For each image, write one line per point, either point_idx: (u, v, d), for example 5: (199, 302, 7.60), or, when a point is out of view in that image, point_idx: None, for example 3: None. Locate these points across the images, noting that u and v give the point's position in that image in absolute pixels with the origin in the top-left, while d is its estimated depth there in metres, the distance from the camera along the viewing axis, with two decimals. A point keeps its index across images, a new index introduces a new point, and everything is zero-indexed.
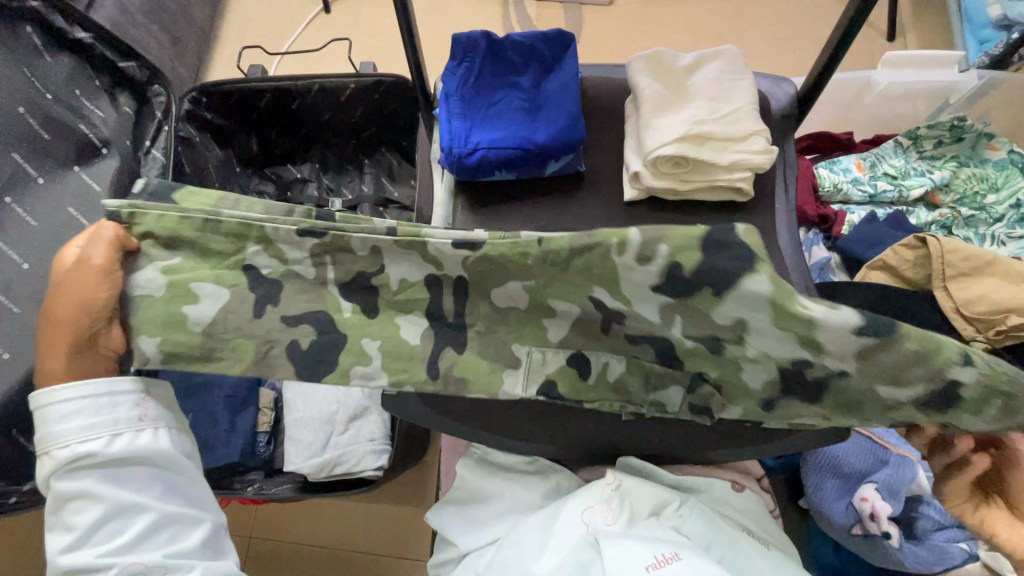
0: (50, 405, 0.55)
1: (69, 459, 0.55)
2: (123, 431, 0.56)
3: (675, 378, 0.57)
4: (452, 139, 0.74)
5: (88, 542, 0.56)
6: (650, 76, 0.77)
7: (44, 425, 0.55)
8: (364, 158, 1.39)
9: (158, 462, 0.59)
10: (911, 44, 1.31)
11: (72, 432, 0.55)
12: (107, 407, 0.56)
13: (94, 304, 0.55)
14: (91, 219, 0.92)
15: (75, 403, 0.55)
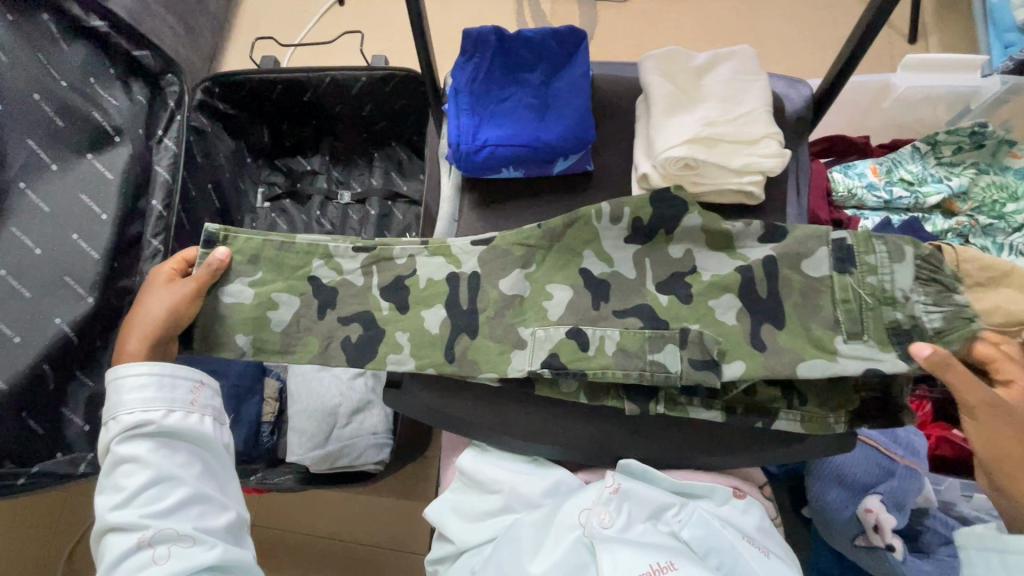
0: (127, 379, 0.68)
1: (131, 425, 0.66)
2: (181, 409, 0.69)
3: (667, 337, 0.69)
4: (460, 135, 0.73)
5: (132, 504, 0.64)
6: (662, 75, 0.75)
7: (118, 393, 0.68)
8: (374, 151, 1.38)
9: (201, 441, 0.70)
10: (933, 47, 1.29)
11: (139, 403, 0.67)
12: (172, 386, 0.69)
13: (182, 310, 0.70)
14: (102, 206, 0.94)
15: (144, 381, 0.68)
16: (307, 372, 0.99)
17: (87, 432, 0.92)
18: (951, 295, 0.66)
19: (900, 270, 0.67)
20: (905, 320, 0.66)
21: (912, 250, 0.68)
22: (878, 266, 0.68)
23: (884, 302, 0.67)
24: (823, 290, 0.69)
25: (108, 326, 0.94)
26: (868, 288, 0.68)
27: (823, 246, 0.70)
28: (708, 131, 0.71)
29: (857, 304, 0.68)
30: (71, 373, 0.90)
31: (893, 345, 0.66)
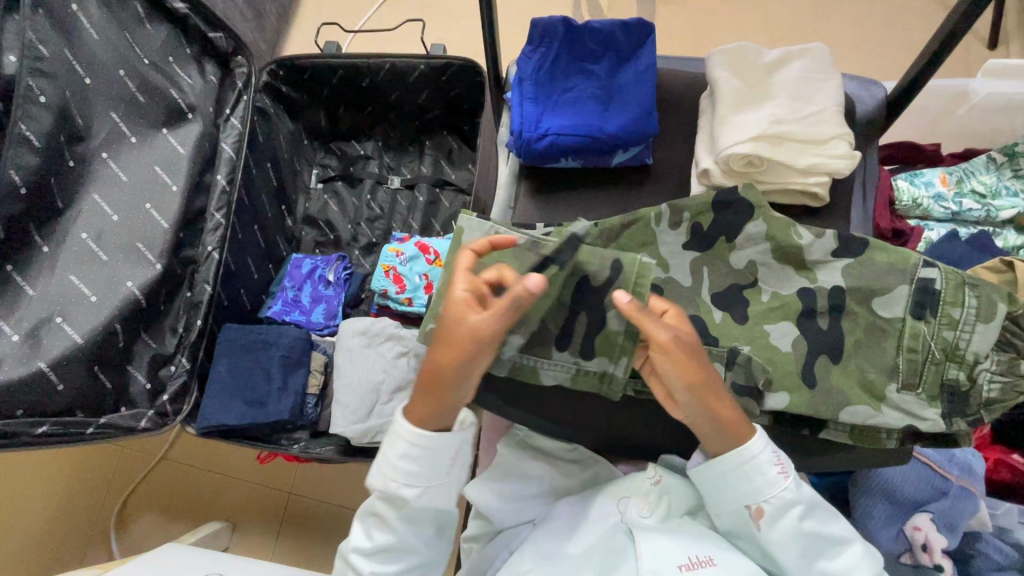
0: (416, 445, 0.61)
1: (391, 494, 0.63)
2: (433, 486, 0.63)
3: (715, 355, 0.67)
4: (523, 123, 0.73)
5: (374, 558, 0.65)
6: (729, 71, 0.74)
7: (388, 448, 0.63)
8: (425, 139, 1.41)
9: (431, 511, 0.65)
10: (1014, 53, 1.22)
11: (414, 473, 0.62)
12: (438, 466, 0.62)
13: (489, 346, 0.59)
14: (173, 178, 0.99)
15: (434, 450, 0.62)
16: (354, 349, 1.02)
17: (149, 389, 0.99)
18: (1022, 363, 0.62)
19: (975, 334, 0.63)
20: (963, 380, 0.64)
21: (1005, 308, 0.63)
22: (961, 322, 0.64)
23: (951, 359, 0.64)
24: (891, 332, 0.66)
25: (171, 291, 1.01)
26: (941, 342, 0.64)
27: (905, 284, 0.66)
28: (775, 129, 0.69)
29: (922, 356, 0.64)
30: (137, 333, 0.96)
31: (939, 402, 0.64)
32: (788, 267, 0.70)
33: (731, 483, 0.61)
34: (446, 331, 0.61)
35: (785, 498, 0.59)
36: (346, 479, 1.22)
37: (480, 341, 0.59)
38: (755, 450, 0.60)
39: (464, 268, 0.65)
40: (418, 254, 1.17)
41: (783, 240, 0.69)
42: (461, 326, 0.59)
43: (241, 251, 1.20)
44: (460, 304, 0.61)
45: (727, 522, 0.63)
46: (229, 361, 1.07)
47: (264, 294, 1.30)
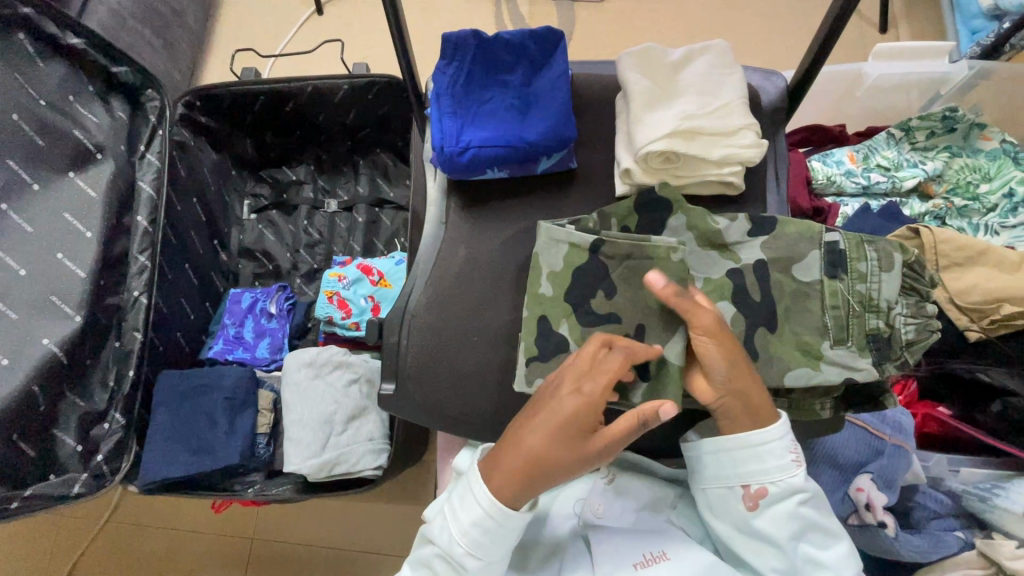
0: (484, 517, 0.59)
1: (454, 555, 0.61)
2: (500, 556, 0.61)
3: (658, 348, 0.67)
4: (443, 138, 0.70)
5: None
6: (638, 71, 0.72)
7: (461, 510, 0.61)
8: (359, 158, 1.39)
9: None
10: (904, 35, 1.32)
11: (476, 543, 0.60)
12: (506, 540, 0.61)
13: (584, 454, 0.58)
14: (87, 224, 0.94)
15: (496, 526, 0.60)
16: (301, 381, 0.99)
17: (80, 452, 0.92)
18: (926, 304, 0.68)
19: (884, 283, 0.68)
20: (883, 328, 0.67)
21: (902, 256, 0.68)
22: (868, 275, 0.68)
23: (869, 310, 0.68)
24: (813, 295, 0.69)
25: (96, 343, 0.94)
26: (857, 296, 0.68)
27: (815, 249, 0.70)
28: (688, 123, 0.68)
29: (845, 311, 0.68)
30: (61, 394, 0.90)
31: (869, 352, 0.67)
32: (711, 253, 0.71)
33: (739, 462, 0.62)
34: (550, 434, 0.58)
35: (790, 483, 0.61)
36: (310, 518, 1.17)
37: (589, 450, 0.58)
38: (772, 436, 0.61)
39: (591, 367, 0.59)
40: (360, 276, 1.15)
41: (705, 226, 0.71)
42: (600, 442, 0.58)
43: (173, 292, 1.15)
44: (591, 415, 0.58)
45: (719, 504, 0.64)
46: (168, 412, 1.01)
47: (205, 334, 1.24)
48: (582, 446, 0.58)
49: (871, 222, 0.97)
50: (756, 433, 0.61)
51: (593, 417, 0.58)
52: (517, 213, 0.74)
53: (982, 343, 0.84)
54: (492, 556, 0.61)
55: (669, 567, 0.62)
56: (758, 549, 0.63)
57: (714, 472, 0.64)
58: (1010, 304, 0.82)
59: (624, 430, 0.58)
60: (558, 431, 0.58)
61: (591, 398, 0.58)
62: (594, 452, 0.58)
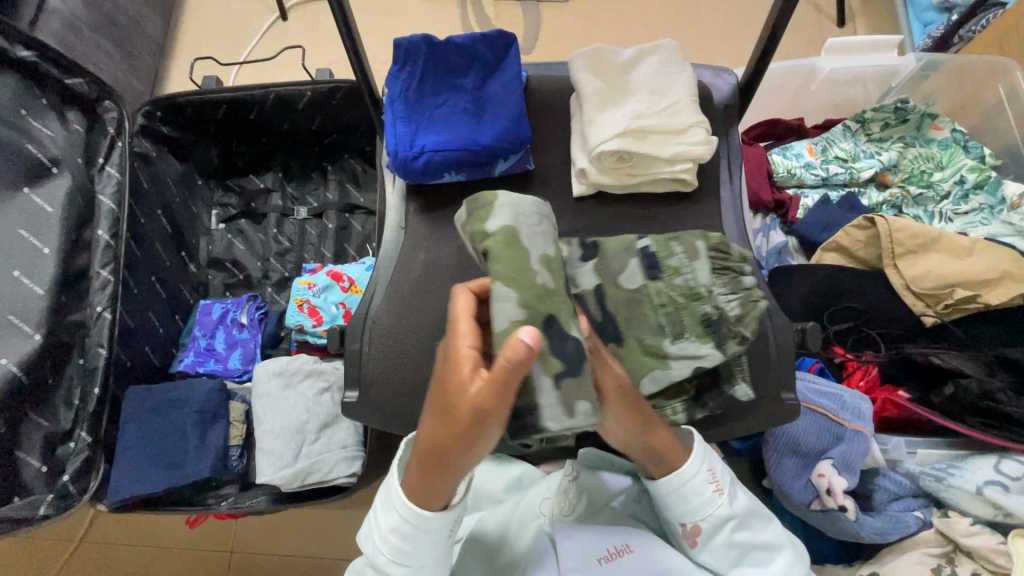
0: (397, 518, 0.59)
1: (384, 562, 0.62)
2: (426, 560, 0.61)
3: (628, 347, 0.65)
4: (398, 144, 0.69)
5: None
6: (590, 73, 0.72)
7: (381, 516, 0.61)
8: (327, 164, 1.38)
9: None
10: (861, 28, 1.35)
11: (399, 550, 0.60)
12: (428, 544, 0.60)
13: (448, 422, 0.50)
14: (44, 240, 0.93)
15: (408, 525, 0.58)
16: (272, 392, 0.99)
17: (45, 471, 0.90)
18: (742, 278, 0.64)
19: (694, 267, 0.64)
20: (713, 313, 0.62)
21: (701, 244, 0.65)
22: (680, 267, 0.64)
23: (694, 300, 0.63)
24: (645, 299, 0.64)
25: (58, 361, 0.92)
26: (679, 289, 0.63)
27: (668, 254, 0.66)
28: (639, 123, 0.68)
29: (673, 306, 0.63)
30: (23, 413, 0.88)
31: (709, 338, 0.62)
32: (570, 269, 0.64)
33: (671, 505, 0.63)
34: (437, 391, 0.51)
35: (720, 515, 0.62)
36: (286, 528, 1.17)
37: (460, 414, 0.49)
38: (690, 474, 0.62)
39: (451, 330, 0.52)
40: (331, 283, 1.14)
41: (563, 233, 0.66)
42: (464, 403, 0.48)
43: (139, 307, 1.14)
44: (461, 369, 0.49)
45: (668, 529, 0.68)
46: (136, 427, 0.99)
47: (175, 347, 1.22)
48: (453, 415, 0.49)
49: (831, 212, 0.99)
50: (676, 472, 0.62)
51: (458, 371, 0.50)
52: None
53: (939, 325, 0.87)
54: (418, 560, 0.61)
55: (632, 560, 0.65)
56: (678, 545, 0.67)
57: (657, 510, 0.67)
58: (962, 289, 0.85)
59: (492, 379, 0.47)
60: (436, 395, 0.52)
61: (468, 354, 0.50)
62: (452, 429, 0.50)
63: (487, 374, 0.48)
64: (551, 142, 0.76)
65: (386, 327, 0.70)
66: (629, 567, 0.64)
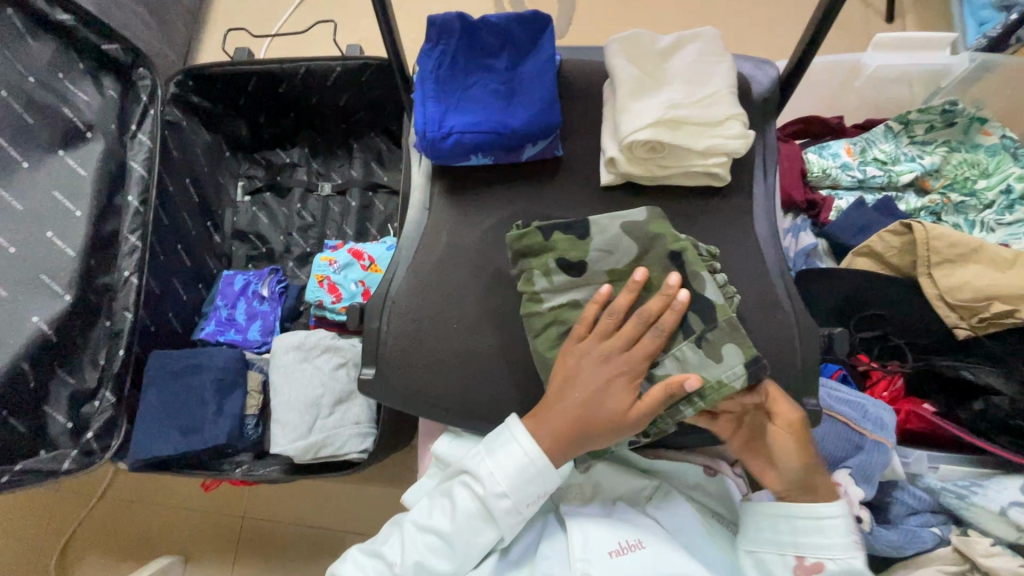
0: (520, 450, 0.64)
1: (477, 478, 0.64)
2: (519, 495, 0.63)
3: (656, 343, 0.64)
4: (426, 123, 0.68)
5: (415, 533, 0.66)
6: (626, 59, 0.69)
7: (498, 446, 0.65)
8: (353, 142, 1.38)
9: (492, 520, 0.64)
10: (911, 25, 1.29)
11: (502, 470, 0.63)
12: (533, 484, 0.64)
13: (592, 417, 0.63)
14: (76, 203, 0.94)
15: (527, 461, 0.63)
16: (289, 364, 1.00)
17: (70, 428, 0.93)
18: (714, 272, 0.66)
19: (702, 283, 0.64)
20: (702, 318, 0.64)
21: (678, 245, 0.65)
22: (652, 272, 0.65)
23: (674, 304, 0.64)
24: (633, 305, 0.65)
25: (86, 322, 0.95)
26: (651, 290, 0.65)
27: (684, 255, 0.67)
28: (674, 112, 0.65)
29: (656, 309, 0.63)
30: (51, 371, 0.91)
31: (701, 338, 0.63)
32: (583, 266, 0.66)
33: (798, 531, 0.63)
34: (590, 394, 0.63)
35: (846, 563, 0.62)
36: (298, 499, 1.19)
37: (615, 421, 0.63)
38: (829, 513, 0.63)
39: (616, 341, 0.63)
40: (352, 261, 1.15)
41: (581, 235, 0.66)
42: (625, 415, 0.62)
43: (164, 274, 1.16)
44: (624, 386, 0.63)
45: (767, 566, 0.64)
46: (158, 391, 1.02)
47: (197, 315, 1.25)
48: (601, 413, 0.63)
49: (866, 215, 0.96)
50: (822, 506, 0.63)
51: (618, 385, 0.63)
52: (500, 199, 0.73)
53: (972, 338, 0.84)
54: (510, 493, 0.63)
55: (643, 555, 0.63)
56: (740, 561, 0.66)
57: (766, 537, 0.65)
58: (1002, 303, 0.81)
59: (656, 398, 0.61)
60: (591, 397, 0.63)
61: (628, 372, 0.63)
62: (598, 424, 0.63)
63: (647, 397, 0.62)
64: (581, 129, 0.74)
65: (405, 307, 0.70)
66: (641, 562, 0.63)
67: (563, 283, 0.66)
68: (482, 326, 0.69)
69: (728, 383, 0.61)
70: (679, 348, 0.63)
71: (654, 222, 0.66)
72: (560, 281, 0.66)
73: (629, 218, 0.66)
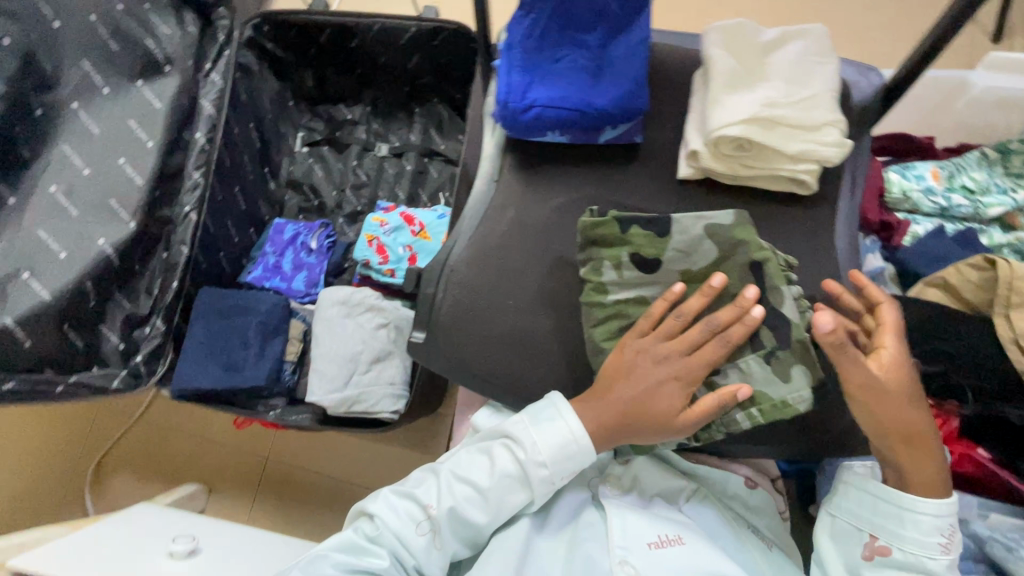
0: (564, 424, 0.63)
1: (518, 442, 0.64)
2: (557, 466, 0.63)
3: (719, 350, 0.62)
4: (510, 93, 0.66)
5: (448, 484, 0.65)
6: (724, 49, 0.66)
7: (544, 416, 0.64)
8: (415, 106, 1.37)
9: (526, 486, 0.64)
10: (1020, 48, 1.20)
11: (545, 440, 0.63)
12: (572, 459, 0.63)
13: (642, 416, 0.63)
14: (149, 134, 0.96)
15: (570, 435, 0.63)
16: (333, 318, 1.02)
17: (121, 350, 0.96)
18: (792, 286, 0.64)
19: (780, 298, 0.62)
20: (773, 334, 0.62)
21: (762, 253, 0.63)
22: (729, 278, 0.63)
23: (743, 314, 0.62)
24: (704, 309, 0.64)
25: (146, 250, 0.98)
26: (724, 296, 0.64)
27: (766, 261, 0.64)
28: (770, 110, 0.62)
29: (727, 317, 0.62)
30: (109, 293, 0.94)
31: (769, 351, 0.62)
32: (657, 264, 0.64)
33: (880, 514, 0.64)
34: (646, 392, 0.62)
35: (917, 558, 0.62)
36: (322, 448, 1.23)
37: (663, 423, 0.62)
38: (925, 508, 0.62)
39: (680, 344, 0.63)
40: (402, 225, 1.16)
41: (660, 233, 0.64)
42: (674, 419, 0.62)
43: (221, 214, 1.18)
44: (679, 391, 0.62)
45: (836, 535, 0.67)
46: (206, 326, 1.05)
47: (245, 259, 1.28)
48: (652, 413, 0.62)
49: (945, 245, 0.92)
50: (906, 496, 0.63)
51: (674, 388, 0.62)
52: (570, 181, 0.71)
53: None
54: (549, 462, 0.63)
55: (682, 551, 0.62)
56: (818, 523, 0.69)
57: (843, 509, 0.67)
58: None
59: (708, 408, 0.61)
60: (646, 395, 0.62)
61: (687, 378, 0.62)
62: (646, 423, 0.62)
63: (699, 405, 0.61)
64: (664, 119, 0.71)
65: (461, 277, 0.70)
66: (678, 557, 0.62)
67: (632, 278, 0.65)
68: (535, 306, 0.69)
69: (790, 404, 0.61)
70: (745, 360, 0.62)
71: (739, 225, 0.63)
72: (629, 276, 0.65)
73: (713, 220, 0.64)
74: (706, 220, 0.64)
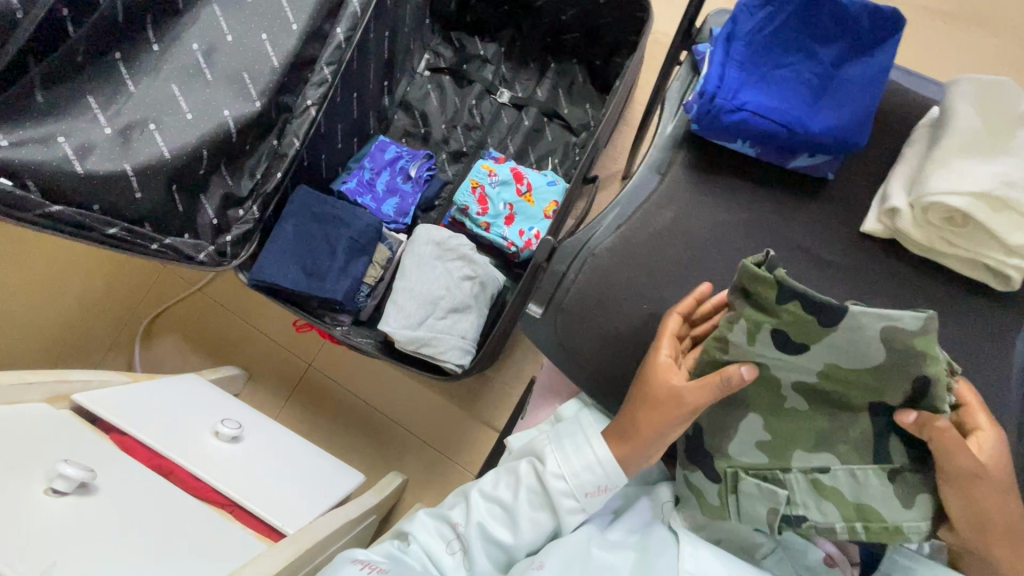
0: (582, 444, 0.65)
1: (540, 459, 0.66)
2: (578, 486, 0.64)
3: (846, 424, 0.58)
4: (721, 87, 0.64)
5: (476, 504, 0.68)
6: (972, 108, 0.61)
7: (567, 435, 0.66)
8: (551, 61, 1.31)
9: (551, 504, 0.65)
10: None
11: (563, 457, 0.65)
12: (592, 478, 0.64)
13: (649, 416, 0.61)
14: (296, 16, 0.93)
15: (589, 456, 0.64)
16: (424, 255, 1.00)
17: (214, 225, 0.96)
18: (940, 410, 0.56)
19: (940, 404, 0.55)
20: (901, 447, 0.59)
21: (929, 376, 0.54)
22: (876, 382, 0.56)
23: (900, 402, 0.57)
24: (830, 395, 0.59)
25: (261, 133, 0.96)
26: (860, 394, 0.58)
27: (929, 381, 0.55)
28: (1003, 190, 0.57)
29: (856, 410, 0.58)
30: (218, 165, 0.93)
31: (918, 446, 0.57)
32: (800, 346, 0.56)
33: None
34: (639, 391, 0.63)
35: None
36: (365, 375, 1.24)
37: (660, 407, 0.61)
38: None
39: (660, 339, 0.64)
40: (510, 180, 1.10)
41: (827, 320, 0.53)
42: (664, 403, 0.60)
43: (335, 117, 1.15)
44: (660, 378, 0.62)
45: None
46: (295, 225, 1.03)
47: (342, 167, 1.25)
48: (653, 411, 0.61)
49: None
50: None
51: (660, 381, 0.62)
52: (735, 200, 0.70)
53: None
54: (570, 481, 0.64)
55: None
56: None
57: None
58: None
59: (694, 385, 0.59)
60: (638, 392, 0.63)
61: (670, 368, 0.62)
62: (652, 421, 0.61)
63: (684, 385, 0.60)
64: None
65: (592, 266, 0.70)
66: None
67: (759, 351, 0.57)
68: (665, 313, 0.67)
69: (903, 532, 0.58)
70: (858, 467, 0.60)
71: (924, 344, 0.53)
72: (759, 348, 0.57)
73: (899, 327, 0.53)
74: (892, 326, 0.52)
